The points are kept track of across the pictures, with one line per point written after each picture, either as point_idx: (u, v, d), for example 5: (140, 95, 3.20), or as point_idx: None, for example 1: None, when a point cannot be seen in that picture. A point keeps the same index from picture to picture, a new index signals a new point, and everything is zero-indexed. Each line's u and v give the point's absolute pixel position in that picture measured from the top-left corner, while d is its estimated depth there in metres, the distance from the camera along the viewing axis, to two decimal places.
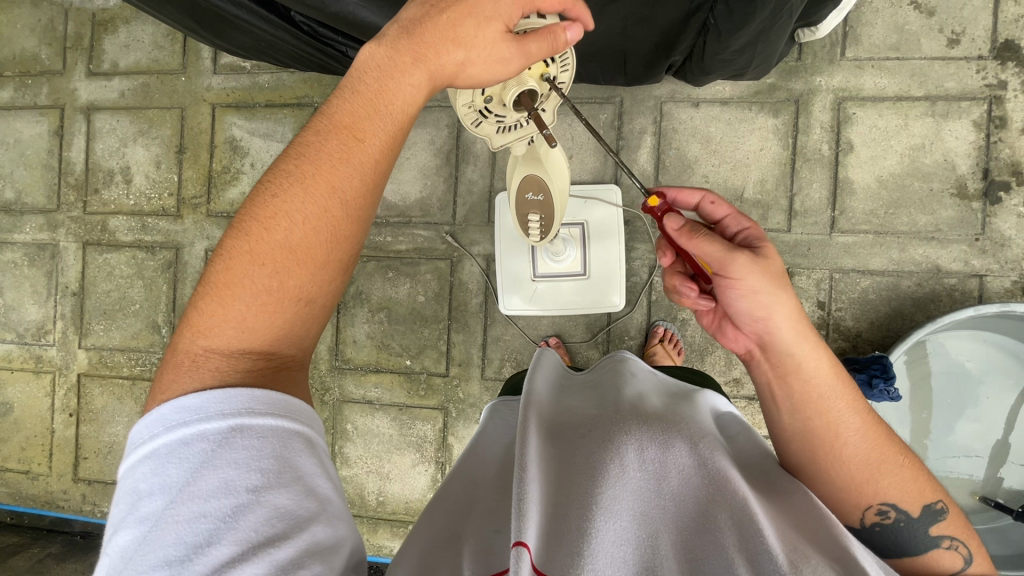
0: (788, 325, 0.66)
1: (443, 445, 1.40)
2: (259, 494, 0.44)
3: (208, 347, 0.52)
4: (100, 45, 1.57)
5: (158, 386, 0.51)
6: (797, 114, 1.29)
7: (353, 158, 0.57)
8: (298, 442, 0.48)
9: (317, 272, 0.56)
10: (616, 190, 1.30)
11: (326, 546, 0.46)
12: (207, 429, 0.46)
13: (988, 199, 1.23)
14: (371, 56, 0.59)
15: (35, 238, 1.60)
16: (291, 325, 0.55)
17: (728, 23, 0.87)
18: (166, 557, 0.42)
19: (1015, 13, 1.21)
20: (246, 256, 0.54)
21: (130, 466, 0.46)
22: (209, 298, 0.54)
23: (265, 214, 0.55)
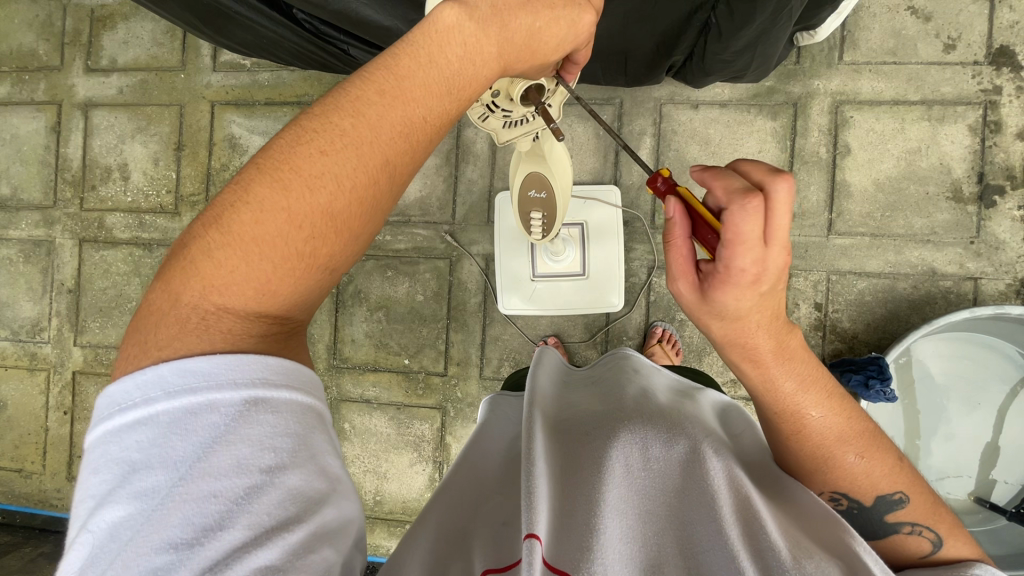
0: (718, 344, 0.65)
1: (441, 445, 1.40)
2: (275, 476, 0.40)
3: (221, 306, 0.45)
4: (99, 42, 1.56)
5: (151, 339, 0.43)
6: (795, 117, 1.30)
7: (411, 130, 0.51)
8: (313, 419, 0.44)
9: (349, 244, 0.50)
10: (616, 191, 1.30)
11: (335, 527, 0.44)
12: (219, 400, 0.40)
13: (983, 203, 1.24)
14: (459, 25, 0.53)
15: (31, 234, 1.59)
16: (309, 291, 0.49)
17: (730, 24, 0.88)
18: (169, 539, 0.36)
19: (1010, 19, 1.23)
20: (280, 212, 0.46)
21: (119, 431, 0.39)
22: (227, 248, 0.45)
23: (307, 167, 0.47)
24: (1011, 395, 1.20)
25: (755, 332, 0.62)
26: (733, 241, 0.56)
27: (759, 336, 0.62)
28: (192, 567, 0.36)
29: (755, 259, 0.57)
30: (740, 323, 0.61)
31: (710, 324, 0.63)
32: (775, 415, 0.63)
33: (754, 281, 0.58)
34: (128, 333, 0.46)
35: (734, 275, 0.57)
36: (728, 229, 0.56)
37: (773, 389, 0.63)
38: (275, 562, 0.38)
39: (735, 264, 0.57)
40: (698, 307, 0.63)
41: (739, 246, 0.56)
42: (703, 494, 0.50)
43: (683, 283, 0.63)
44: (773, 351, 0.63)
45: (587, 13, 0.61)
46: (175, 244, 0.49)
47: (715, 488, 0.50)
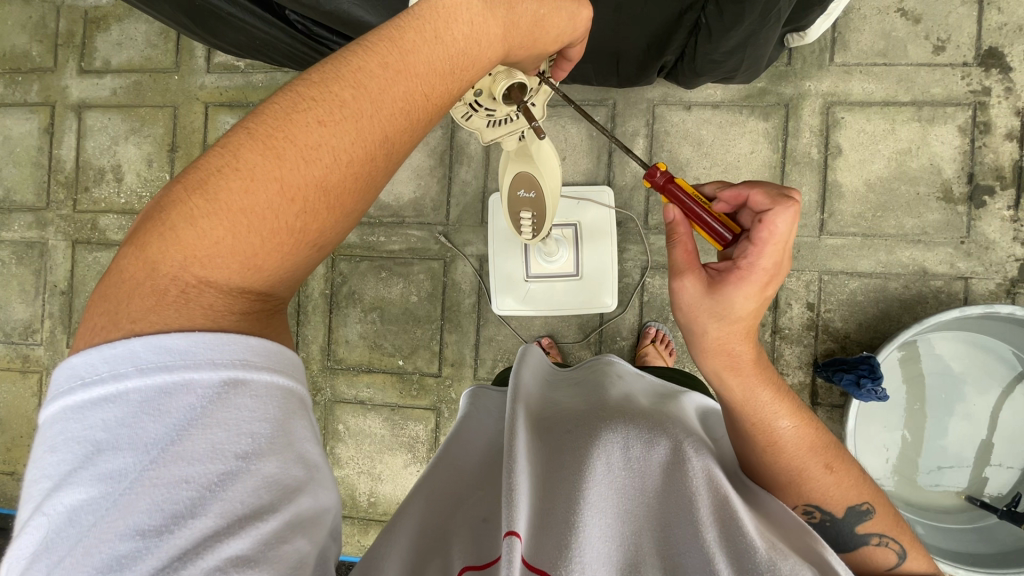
0: (703, 349, 0.66)
1: (435, 445, 1.40)
2: (251, 462, 0.38)
3: (204, 280, 0.44)
4: (92, 43, 1.56)
5: (123, 310, 0.42)
6: (787, 117, 1.30)
7: (412, 106, 0.52)
8: (294, 404, 0.43)
9: (337, 220, 0.50)
10: (608, 191, 1.31)
11: (311, 517, 0.42)
12: (197, 381, 0.39)
13: (973, 203, 1.25)
14: (467, 3, 0.55)
15: (23, 236, 1.59)
16: (294, 267, 0.49)
17: (719, 23, 0.89)
18: (136, 526, 0.35)
19: (998, 21, 1.24)
20: (272, 182, 0.45)
21: (87, 409, 0.37)
22: (213, 217, 0.44)
23: (302, 137, 0.47)
24: (1005, 390, 1.21)
25: (739, 338, 0.64)
26: (767, 239, 0.62)
27: (742, 341, 0.64)
28: (159, 555, 0.35)
29: (775, 263, 0.63)
30: (736, 324, 0.64)
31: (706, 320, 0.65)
32: (751, 427, 0.63)
33: (764, 283, 0.63)
34: (92, 304, 0.44)
35: (755, 270, 0.62)
36: (765, 228, 0.62)
37: (754, 399, 0.63)
38: (247, 552, 0.37)
39: (757, 266, 0.62)
40: (698, 301, 0.65)
41: (773, 245, 0.62)
42: (681, 496, 0.50)
43: (692, 276, 0.66)
44: (753, 359, 0.65)
45: (581, 9, 0.68)
46: (148, 210, 0.47)
47: (695, 488, 0.50)
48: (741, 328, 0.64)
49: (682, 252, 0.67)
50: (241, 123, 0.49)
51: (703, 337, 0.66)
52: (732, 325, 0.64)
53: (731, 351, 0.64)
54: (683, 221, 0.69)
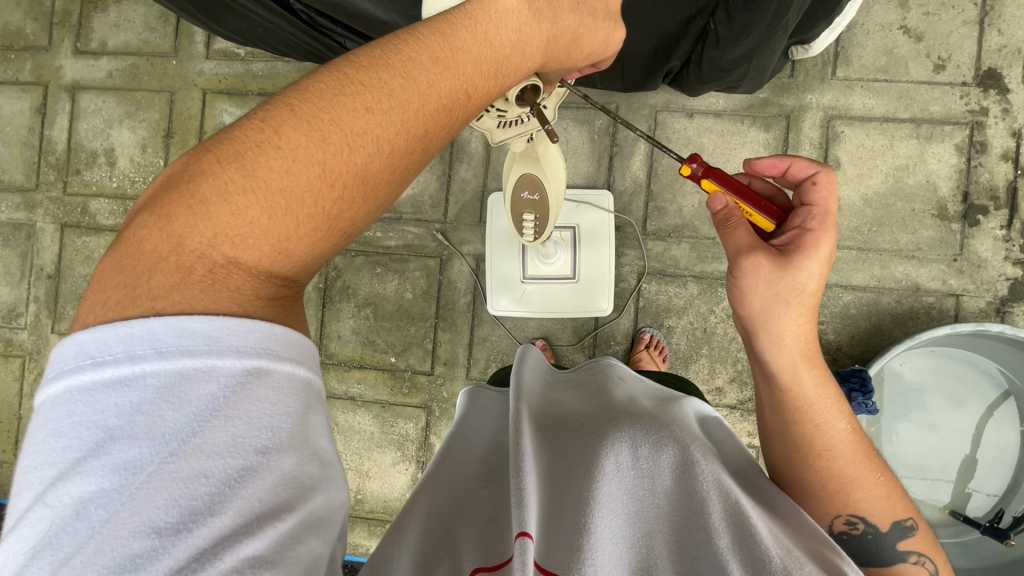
0: (778, 336, 0.66)
1: (424, 444, 1.39)
2: (271, 458, 0.37)
3: (233, 260, 0.42)
4: (89, 23, 1.53)
5: (141, 286, 0.39)
6: (788, 129, 1.31)
7: (454, 103, 0.51)
8: (312, 397, 0.42)
9: (368, 206, 0.49)
10: (607, 196, 1.31)
11: (323, 516, 0.41)
12: (218, 368, 0.37)
13: (967, 221, 1.26)
14: (517, 9, 0.56)
15: (11, 217, 1.56)
16: (321, 251, 0.48)
17: (728, 30, 0.89)
18: (151, 523, 0.33)
19: (998, 43, 1.26)
20: (314, 165, 0.44)
21: (97, 394, 0.35)
22: (250, 195, 0.43)
23: (348, 122, 0.46)
24: (989, 407, 1.22)
25: (811, 324, 0.67)
26: (823, 199, 0.69)
27: (810, 328, 0.67)
28: (176, 556, 0.33)
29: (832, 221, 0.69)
30: (810, 295, 0.66)
31: (793, 304, 0.66)
32: (807, 430, 0.65)
33: (830, 247, 0.68)
34: (99, 278, 0.41)
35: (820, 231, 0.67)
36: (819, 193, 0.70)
37: (821, 401, 0.65)
38: (264, 553, 0.36)
39: (825, 226, 0.68)
40: (778, 276, 0.65)
41: (830, 207, 0.69)
42: (694, 505, 0.50)
43: (763, 251, 0.66)
44: (819, 351, 0.67)
45: (617, 29, 0.68)
46: (168, 180, 0.45)
47: (705, 493, 0.50)
48: (814, 310, 0.67)
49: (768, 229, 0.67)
50: (276, 98, 0.47)
51: (782, 323, 0.66)
52: (806, 303, 0.66)
53: (804, 336, 0.66)
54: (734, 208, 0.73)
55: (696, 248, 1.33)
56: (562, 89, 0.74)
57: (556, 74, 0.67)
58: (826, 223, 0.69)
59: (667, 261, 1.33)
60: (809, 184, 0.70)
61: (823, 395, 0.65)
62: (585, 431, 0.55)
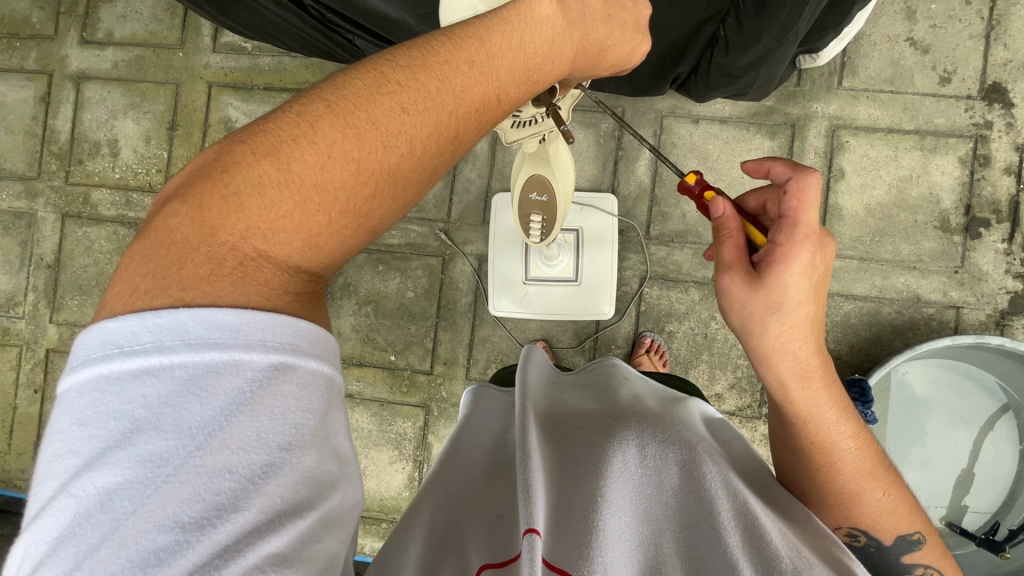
0: (764, 357, 0.66)
1: (422, 443, 1.39)
2: (294, 454, 0.37)
3: (263, 254, 0.42)
4: (96, 13, 1.53)
5: (171, 276, 0.39)
6: (793, 137, 1.31)
7: (485, 107, 0.51)
8: (333, 394, 0.41)
9: (395, 205, 0.49)
10: (612, 200, 1.32)
11: (340, 515, 0.41)
12: (245, 362, 0.37)
13: (969, 234, 1.27)
14: (552, 18, 0.56)
15: (12, 206, 1.55)
16: (347, 249, 0.48)
17: (738, 37, 0.89)
18: (176, 517, 0.33)
19: (1003, 57, 1.27)
20: (347, 162, 0.44)
21: (124, 384, 0.35)
22: (282, 189, 0.43)
23: (383, 121, 0.46)
24: (987, 420, 1.23)
25: (803, 338, 0.64)
26: (797, 205, 0.64)
27: (806, 343, 0.64)
28: (199, 551, 0.33)
29: (812, 227, 0.63)
30: (793, 313, 0.63)
31: (768, 323, 0.64)
32: (810, 446, 0.64)
33: (812, 260, 0.63)
34: (126, 266, 0.41)
35: (793, 245, 0.63)
36: (793, 198, 0.64)
37: (818, 413, 0.64)
38: (284, 550, 0.36)
39: (798, 237, 0.63)
40: (750, 297, 0.64)
41: (805, 214, 0.63)
42: (703, 505, 0.50)
43: (739, 271, 0.65)
44: (819, 365, 0.65)
45: (643, 43, 0.68)
46: (199, 170, 0.45)
47: (715, 495, 0.50)
48: (803, 324, 0.64)
49: (733, 248, 0.67)
50: (312, 93, 0.47)
51: (766, 344, 0.65)
52: (789, 321, 0.64)
53: (796, 354, 0.64)
54: (733, 217, 0.69)
55: (698, 254, 1.33)
56: (577, 91, 0.73)
57: (577, 81, 0.67)
58: (805, 232, 0.63)
59: (670, 266, 1.33)
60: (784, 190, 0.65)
61: (819, 412, 0.64)
62: (595, 429, 0.55)
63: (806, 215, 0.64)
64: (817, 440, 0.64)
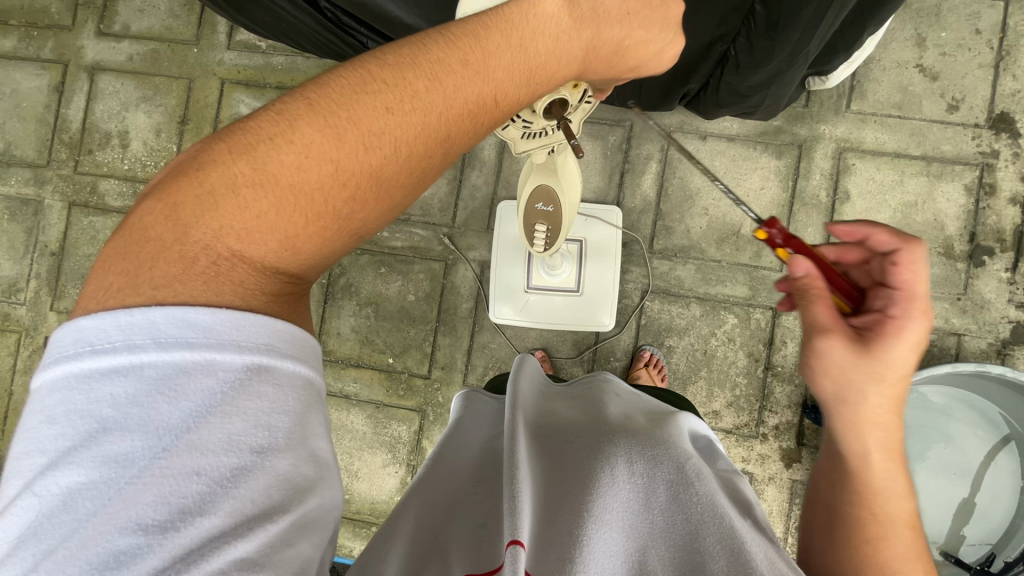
0: (849, 420, 0.59)
1: (417, 448, 1.38)
2: (265, 459, 0.39)
3: (236, 253, 0.44)
4: (114, 7, 1.55)
5: (145, 274, 0.41)
6: (799, 158, 1.32)
7: (480, 108, 0.52)
8: (311, 398, 0.43)
9: (380, 212, 0.50)
10: (616, 212, 1.32)
11: (316, 518, 0.43)
12: (217, 363, 0.39)
13: (972, 261, 1.27)
14: (557, 15, 0.54)
15: (19, 192, 1.55)
16: (330, 251, 0.49)
17: (748, 57, 0.89)
18: (140, 519, 0.35)
19: (1011, 88, 1.27)
20: (326, 163, 0.46)
21: (96, 382, 0.38)
22: (258, 190, 0.44)
23: (366, 122, 0.47)
24: (987, 451, 1.22)
25: (895, 411, 0.58)
26: (909, 279, 0.62)
27: (896, 414, 0.58)
28: (162, 553, 0.35)
29: (925, 304, 0.61)
30: (895, 387, 0.58)
31: (869, 394, 0.58)
32: (866, 516, 0.58)
33: (921, 338, 0.59)
34: (103, 264, 0.43)
35: (907, 320, 0.59)
36: (905, 272, 0.62)
37: (888, 486, 0.58)
38: (253, 556, 0.37)
39: (912, 312, 0.60)
40: (855, 366, 0.58)
41: (918, 290, 0.61)
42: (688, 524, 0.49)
43: (840, 336, 0.59)
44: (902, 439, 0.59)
45: (676, 40, 0.62)
46: (179, 168, 0.47)
47: (700, 515, 0.49)
48: (898, 400, 0.58)
49: (827, 309, 0.61)
50: (296, 91, 0.49)
51: (861, 412, 0.58)
52: (890, 393, 0.58)
53: (885, 422, 0.58)
54: (818, 277, 0.63)
55: (701, 269, 1.33)
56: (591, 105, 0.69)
57: (594, 82, 0.64)
58: (915, 306, 0.61)
59: (672, 281, 1.33)
60: (892, 260, 0.63)
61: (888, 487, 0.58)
62: (583, 443, 0.56)
63: (915, 290, 0.62)
64: (874, 510, 0.58)
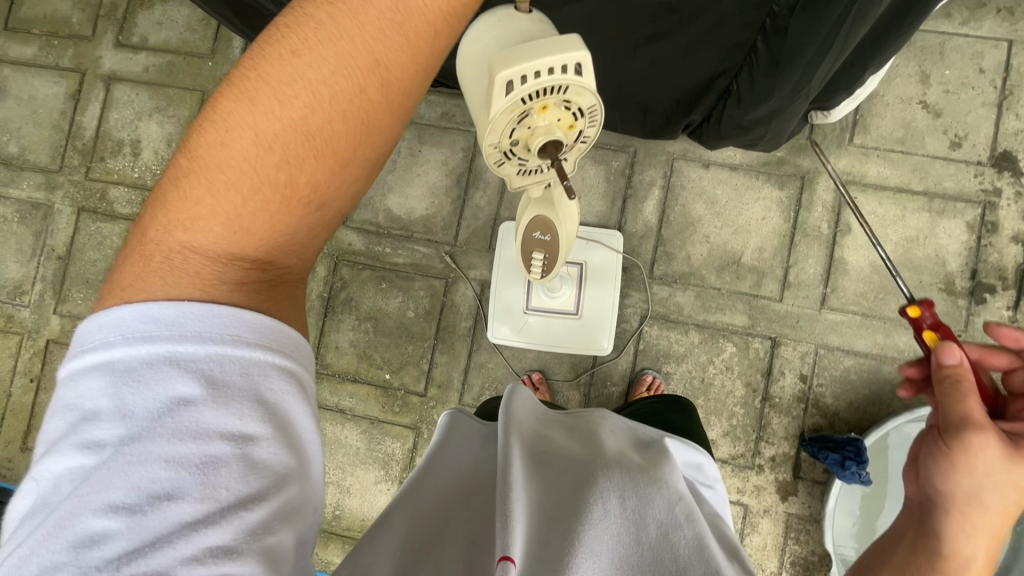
0: (964, 503, 0.60)
1: (410, 465, 1.38)
2: (235, 451, 0.43)
3: (189, 244, 0.50)
4: (133, 19, 1.58)
5: (125, 275, 0.50)
6: (801, 189, 1.32)
7: (395, 24, 0.49)
8: (288, 395, 0.47)
9: (333, 177, 0.53)
10: (618, 237, 1.33)
11: (296, 508, 0.47)
12: (184, 356, 0.44)
13: (974, 298, 1.26)
14: None
15: (30, 196, 1.58)
16: (296, 224, 0.53)
17: (750, 92, 0.91)
18: (116, 503, 0.41)
19: (1014, 127, 1.28)
20: (247, 133, 0.49)
21: (87, 377, 0.44)
22: (192, 179, 0.50)
23: (276, 77, 0.49)
24: None
25: (1007, 509, 0.61)
26: None
27: (1007, 511, 0.61)
28: (137, 531, 0.40)
29: None
30: None
31: (1002, 489, 0.59)
32: None
33: None
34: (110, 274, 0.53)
35: None
36: None
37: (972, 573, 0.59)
38: (228, 541, 0.42)
39: None
40: (1006, 465, 0.59)
41: None
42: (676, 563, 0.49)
43: (995, 434, 0.60)
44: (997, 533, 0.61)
45: None
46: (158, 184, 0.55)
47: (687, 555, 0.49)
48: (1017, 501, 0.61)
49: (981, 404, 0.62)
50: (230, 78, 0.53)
51: (982, 500, 0.60)
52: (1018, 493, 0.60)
53: (993, 514, 0.60)
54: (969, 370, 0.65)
55: (701, 296, 1.33)
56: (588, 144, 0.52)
57: None
58: None
59: (671, 307, 1.34)
60: None
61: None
62: (576, 472, 0.56)
63: None
64: None
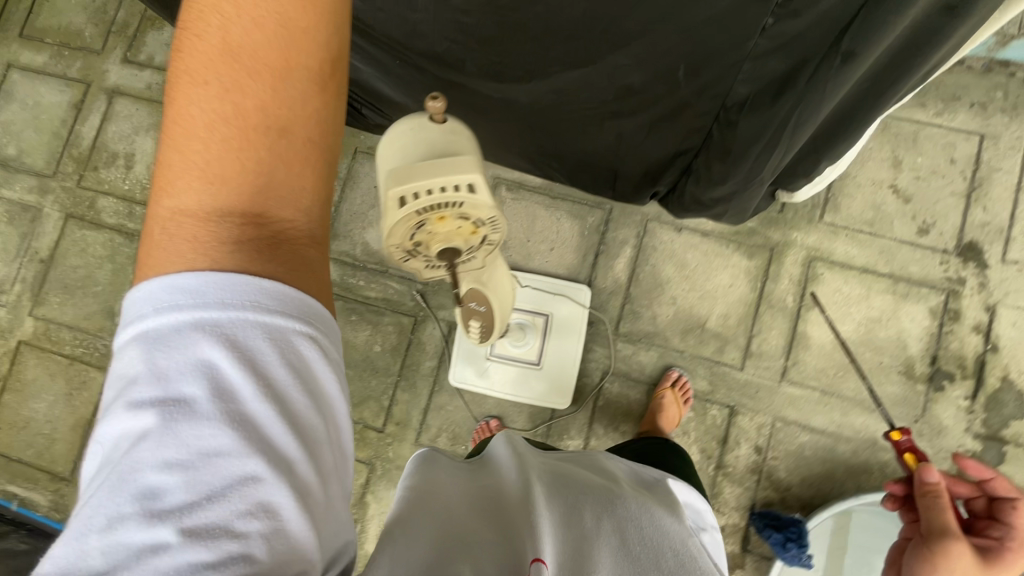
0: None
1: (360, 501, 1.37)
2: (271, 413, 0.43)
3: (178, 209, 0.47)
4: (143, 38, 1.64)
5: (140, 265, 0.48)
6: (770, 261, 1.34)
7: None
8: (317, 358, 0.46)
9: (286, 98, 0.49)
10: (586, 292, 1.34)
11: (334, 471, 0.46)
12: (209, 318, 0.43)
13: (933, 384, 1.27)
14: None
15: (21, 199, 1.61)
16: (270, 161, 0.49)
17: (708, 173, 0.94)
18: (164, 464, 0.40)
19: (981, 219, 1.31)
20: (184, 74, 0.48)
21: (126, 348, 0.44)
22: (163, 147, 0.49)
23: (193, 19, 0.49)
24: None
25: None
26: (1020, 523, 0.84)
27: None
28: (186, 493, 0.40)
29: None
30: None
31: None
32: None
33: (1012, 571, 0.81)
34: None
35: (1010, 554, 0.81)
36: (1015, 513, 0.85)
37: None
38: (280, 498, 0.41)
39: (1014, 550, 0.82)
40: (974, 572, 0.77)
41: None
42: None
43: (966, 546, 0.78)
44: None
45: None
46: None
47: None
48: None
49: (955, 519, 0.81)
50: None
51: None
52: None
53: None
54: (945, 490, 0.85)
55: (663, 357, 1.34)
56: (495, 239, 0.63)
57: None
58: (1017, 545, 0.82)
59: (633, 366, 1.35)
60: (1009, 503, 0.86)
61: None
62: (597, 500, 0.58)
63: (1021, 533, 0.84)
64: None
